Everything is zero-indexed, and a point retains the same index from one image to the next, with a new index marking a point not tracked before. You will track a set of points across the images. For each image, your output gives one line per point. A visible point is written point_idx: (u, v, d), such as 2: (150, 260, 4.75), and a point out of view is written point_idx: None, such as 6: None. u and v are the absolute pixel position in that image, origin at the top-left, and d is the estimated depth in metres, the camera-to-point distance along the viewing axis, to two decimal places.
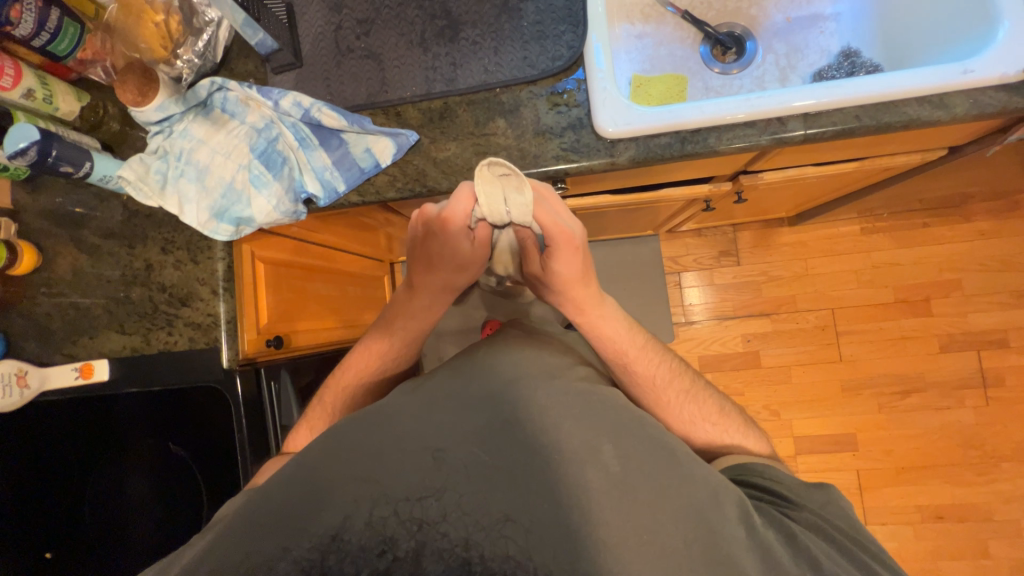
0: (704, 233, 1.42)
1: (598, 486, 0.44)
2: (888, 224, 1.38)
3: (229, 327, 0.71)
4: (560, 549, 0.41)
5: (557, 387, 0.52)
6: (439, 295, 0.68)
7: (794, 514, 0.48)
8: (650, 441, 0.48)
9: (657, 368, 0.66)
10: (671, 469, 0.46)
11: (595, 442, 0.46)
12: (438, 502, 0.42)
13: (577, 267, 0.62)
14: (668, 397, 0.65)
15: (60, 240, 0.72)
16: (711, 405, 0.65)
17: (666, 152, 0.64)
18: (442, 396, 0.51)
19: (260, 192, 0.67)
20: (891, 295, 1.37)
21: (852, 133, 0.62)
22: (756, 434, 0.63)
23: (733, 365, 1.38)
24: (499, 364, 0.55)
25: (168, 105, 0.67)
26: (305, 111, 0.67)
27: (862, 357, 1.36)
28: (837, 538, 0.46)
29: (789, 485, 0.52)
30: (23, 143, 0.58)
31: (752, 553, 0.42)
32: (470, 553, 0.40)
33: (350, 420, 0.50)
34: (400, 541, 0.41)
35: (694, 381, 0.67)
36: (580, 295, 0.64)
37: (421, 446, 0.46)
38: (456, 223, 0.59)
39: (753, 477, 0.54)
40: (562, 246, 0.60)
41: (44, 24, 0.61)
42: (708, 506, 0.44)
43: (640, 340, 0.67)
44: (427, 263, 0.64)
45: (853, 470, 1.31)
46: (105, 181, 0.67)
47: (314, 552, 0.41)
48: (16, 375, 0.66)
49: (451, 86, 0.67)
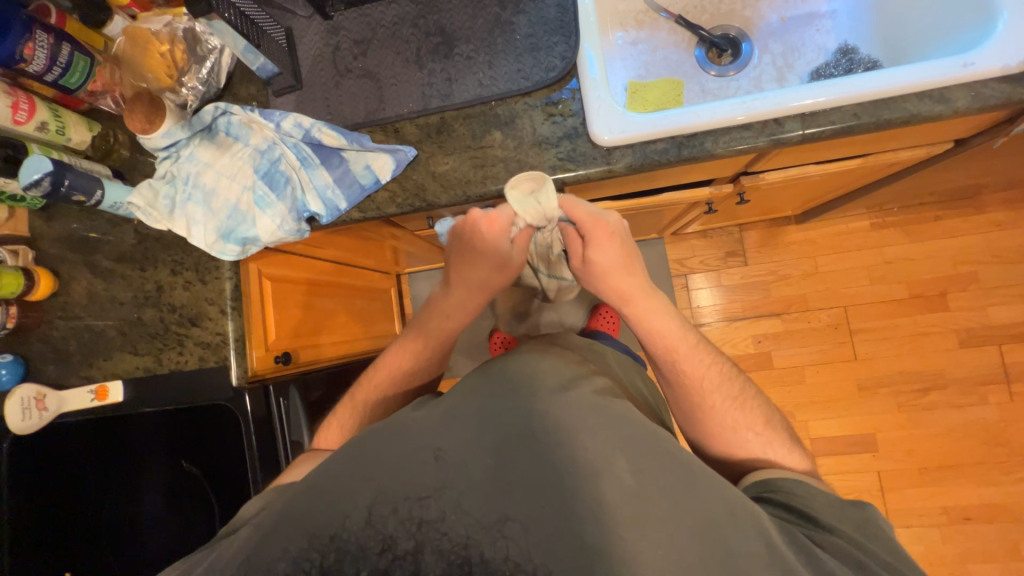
0: (710, 235, 1.40)
1: (611, 497, 0.42)
2: (899, 218, 1.36)
3: (238, 345, 0.72)
4: (563, 552, 0.40)
5: (572, 399, 0.50)
6: (474, 294, 0.70)
7: (823, 541, 0.45)
8: (668, 455, 0.46)
9: (706, 371, 0.64)
10: (687, 484, 0.44)
11: (610, 455, 0.45)
12: (438, 502, 0.42)
13: (616, 254, 0.65)
14: (714, 401, 0.62)
15: (75, 265, 0.75)
16: (757, 414, 0.62)
17: (663, 157, 0.64)
18: (454, 407, 0.50)
19: (263, 212, 0.68)
20: (905, 291, 1.34)
21: (852, 130, 0.61)
22: (801, 451, 0.59)
23: (745, 366, 1.36)
24: (514, 374, 0.53)
25: (175, 131, 0.69)
26: (306, 132, 0.69)
27: (878, 356, 1.33)
28: (866, 567, 0.42)
29: (819, 507, 0.49)
30: (38, 174, 0.60)
31: (771, 568, 0.41)
32: (469, 552, 0.40)
33: (364, 432, 0.49)
34: (399, 539, 0.41)
35: (743, 389, 0.64)
36: (622, 284, 0.65)
37: (428, 451, 0.45)
38: (501, 223, 0.63)
39: (781, 495, 0.51)
40: (599, 234, 0.64)
41: (56, 59, 0.63)
42: (726, 520, 0.43)
43: (691, 340, 0.65)
44: (467, 260, 0.67)
45: (874, 471, 1.28)
46: (116, 208, 0.69)
47: (314, 552, 0.41)
48: (35, 399, 0.69)
49: (447, 101, 0.68)
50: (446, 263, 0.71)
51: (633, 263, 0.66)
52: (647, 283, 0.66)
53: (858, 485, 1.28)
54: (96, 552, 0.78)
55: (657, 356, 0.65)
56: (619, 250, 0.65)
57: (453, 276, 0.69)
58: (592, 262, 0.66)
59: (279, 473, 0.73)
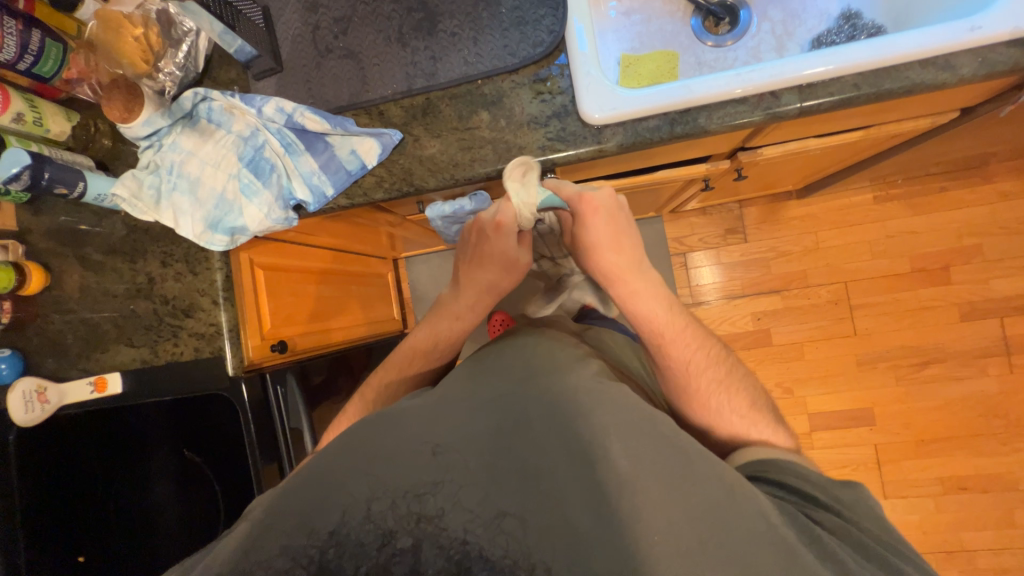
0: (709, 212, 1.38)
1: (607, 484, 0.42)
2: (902, 190, 1.33)
3: (232, 335, 0.72)
4: (561, 543, 0.40)
5: (568, 385, 0.50)
6: (483, 296, 0.70)
7: (825, 520, 0.45)
8: (662, 438, 0.46)
9: (693, 354, 0.62)
10: (684, 470, 0.43)
11: (604, 440, 0.44)
12: (437, 497, 0.41)
13: (606, 233, 0.64)
14: (699, 383, 0.62)
15: (67, 259, 0.74)
16: (743, 397, 0.62)
17: (655, 135, 0.62)
18: (452, 398, 0.50)
19: (250, 201, 0.67)
20: (907, 265, 1.32)
21: (852, 102, 0.59)
22: (784, 431, 0.60)
23: (744, 344, 1.36)
24: (510, 365, 0.53)
25: (154, 119, 0.67)
26: (288, 117, 0.67)
27: (877, 331, 1.32)
28: (866, 544, 0.43)
29: (812, 483, 0.49)
30: (16, 168, 0.59)
31: (770, 552, 0.40)
32: (468, 548, 0.40)
33: (364, 424, 0.49)
34: (398, 534, 0.40)
35: (731, 371, 0.64)
36: (608, 264, 0.65)
37: (424, 443, 0.45)
38: (505, 223, 0.64)
39: (776, 475, 0.51)
40: (587, 210, 0.63)
41: (27, 46, 0.61)
42: (722, 502, 0.42)
43: (679, 323, 0.64)
44: (475, 262, 0.69)
45: (871, 444, 1.29)
46: (100, 200, 0.68)
47: (312, 548, 0.39)
48: (36, 392, 0.70)
49: (432, 81, 0.66)
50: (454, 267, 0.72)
51: (625, 241, 0.65)
52: (637, 263, 0.65)
53: (854, 458, 1.29)
54: (107, 541, 0.80)
55: (644, 340, 0.64)
56: (606, 228, 0.64)
57: (460, 278, 0.70)
58: (582, 240, 0.66)
59: (280, 459, 0.74)
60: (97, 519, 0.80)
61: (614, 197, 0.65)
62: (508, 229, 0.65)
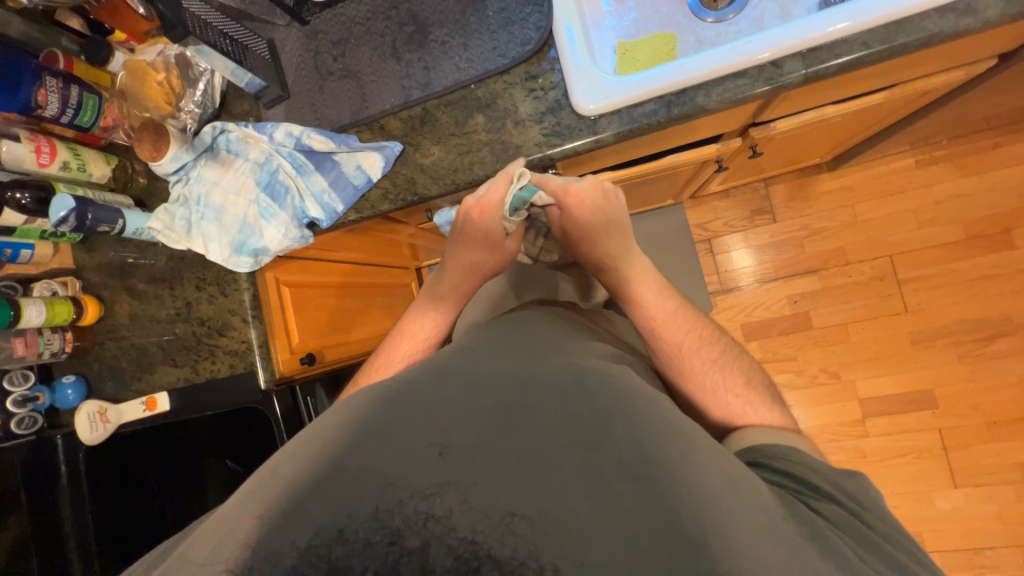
0: (733, 194, 1.32)
1: (611, 471, 0.39)
2: (948, 151, 1.23)
3: (262, 351, 0.77)
4: (570, 541, 0.35)
5: (567, 368, 0.49)
6: (469, 276, 0.69)
7: (829, 513, 0.42)
8: (665, 425, 0.43)
9: (685, 335, 0.62)
10: (686, 454, 0.41)
11: (607, 424, 0.42)
12: (444, 496, 0.37)
13: (598, 222, 0.63)
14: (693, 363, 0.61)
15: (116, 290, 0.81)
16: (736, 376, 0.61)
17: (652, 119, 0.60)
18: (454, 378, 0.47)
19: (269, 223, 0.72)
20: (961, 232, 1.22)
21: (865, 62, 0.55)
22: (781, 409, 0.58)
23: (782, 329, 1.28)
24: (512, 354, 0.52)
25: (180, 155, 0.73)
26: (297, 140, 0.71)
27: (932, 305, 1.22)
28: (874, 540, 0.39)
29: (818, 474, 0.46)
30: (63, 211, 0.66)
31: (773, 543, 0.36)
32: (478, 548, 0.34)
33: (368, 404, 0.45)
34: (406, 533, 0.35)
35: (723, 350, 0.63)
36: (606, 247, 0.64)
37: (426, 427, 0.41)
38: (493, 205, 0.62)
39: (782, 465, 0.47)
40: (575, 202, 0.62)
41: (68, 101, 0.68)
42: (725, 492, 0.39)
43: (670, 305, 0.64)
44: (458, 242, 0.67)
45: (935, 430, 1.19)
46: (139, 234, 0.74)
47: (321, 548, 0.34)
48: (98, 413, 0.76)
49: (427, 91, 0.67)
50: (444, 252, 0.70)
51: (617, 228, 0.64)
52: (626, 245, 0.64)
53: (917, 446, 1.19)
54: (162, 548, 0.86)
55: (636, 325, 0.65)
56: (598, 218, 0.63)
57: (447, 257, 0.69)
58: (575, 231, 0.65)
59: None
60: (154, 527, 0.86)
61: (600, 186, 0.64)
62: (492, 213, 0.62)
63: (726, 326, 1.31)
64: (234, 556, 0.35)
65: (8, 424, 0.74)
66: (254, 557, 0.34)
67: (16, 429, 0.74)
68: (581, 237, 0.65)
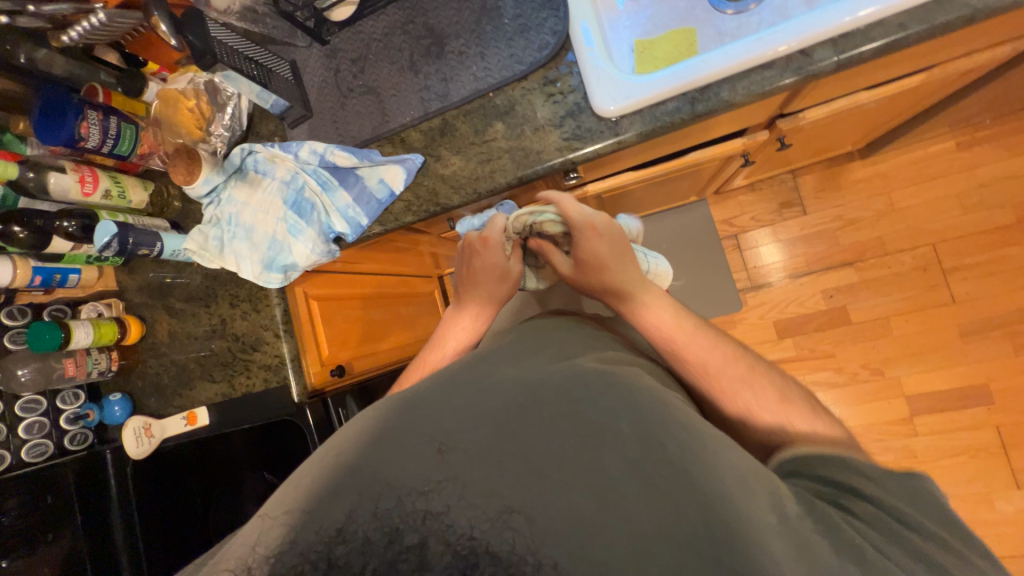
0: (759, 187, 1.28)
1: (613, 470, 0.37)
2: (993, 131, 1.16)
3: (295, 364, 0.79)
4: (570, 539, 0.34)
5: (573, 366, 0.47)
6: (485, 306, 0.70)
7: (858, 511, 0.38)
8: (674, 420, 0.40)
9: (708, 354, 0.59)
10: (693, 453, 0.38)
11: (612, 422, 0.39)
12: (442, 493, 0.35)
13: (605, 251, 0.65)
14: (719, 383, 0.57)
15: (156, 309, 0.84)
16: (772, 390, 0.55)
17: (675, 118, 0.59)
18: (461, 379, 0.46)
19: (298, 239, 0.73)
20: (1011, 216, 1.15)
21: (901, 44, 0.53)
22: (829, 421, 0.51)
23: (818, 325, 1.23)
24: (520, 356, 0.50)
25: (212, 177, 0.75)
26: (321, 157, 0.72)
27: (981, 295, 1.15)
28: (909, 539, 0.36)
29: (862, 472, 0.40)
30: (106, 237, 0.69)
31: (786, 541, 0.34)
32: (476, 544, 0.33)
33: (378, 407, 0.44)
34: (405, 530, 0.33)
35: (754, 365, 0.58)
36: (620, 277, 0.64)
37: (427, 428, 0.39)
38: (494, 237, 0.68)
39: (814, 467, 0.42)
40: (587, 232, 0.65)
41: (108, 132, 0.71)
42: (739, 491, 0.36)
43: (688, 325, 0.62)
44: (471, 276, 0.70)
45: (992, 427, 1.11)
46: (176, 255, 0.77)
47: (319, 545, 0.33)
48: (143, 428, 0.80)
49: (446, 102, 0.68)
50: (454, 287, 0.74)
51: (626, 257, 0.66)
52: (641, 278, 0.65)
53: (972, 444, 1.12)
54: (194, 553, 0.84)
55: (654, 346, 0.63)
56: (604, 245, 0.65)
57: (462, 294, 0.72)
58: (585, 263, 0.65)
59: None
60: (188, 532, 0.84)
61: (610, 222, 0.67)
62: (495, 244, 0.68)
63: (757, 324, 1.27)
64: (240, 554, 0.34)
65: (62, 441, 0.78)
66: (255, 555, 0.34)
67: (69, 445, 0.79)
68: (592, 266, 0.66)
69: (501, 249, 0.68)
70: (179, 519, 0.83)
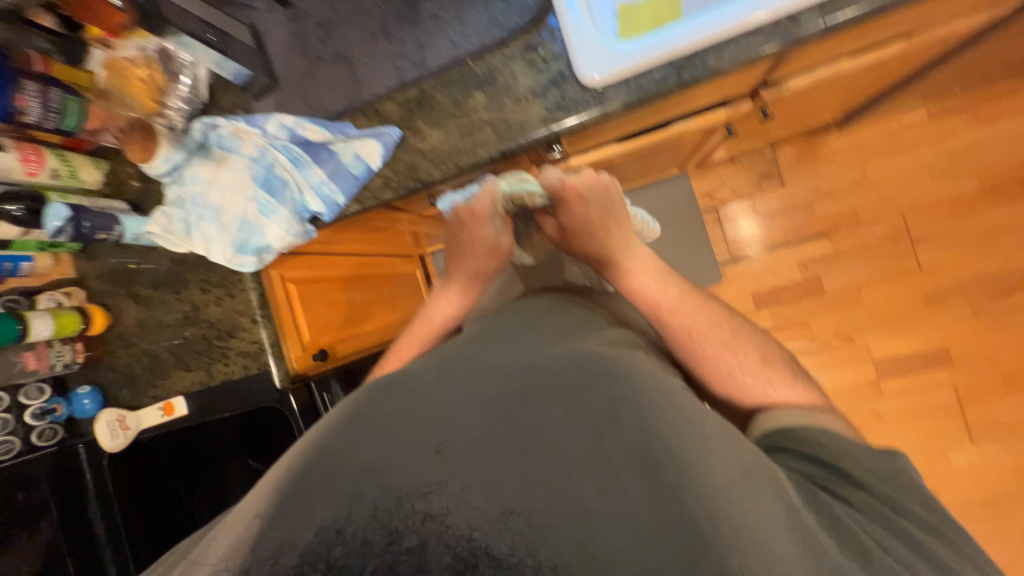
0: (739, 160, 1.29)
1: (612, 459, 0.37)
2: (963, 101, 1.19)
3: (274, 351, 0.77)
4: (569, 532, 0.34)
5: (573, 349, 0.46)
6: (476, 281, 0.70)
7: (855, 499, 0.41)
8: (676, 409, 0.40)
9: (694, 319, 0.59)
10: (699, 440, 0.38)
11: (612, 412, 0.39)
12: (440, 496, 0.35)
13: (592, 216, 0.63)
14: (704, 347, 0.57)
15: (122, 297, 0.80)
16: (754, 355, 0.57)
17: (662, 87, 0.57)
18: (459, 363, 0.46)
19: (270, 220, 0.70)
20: (976, 185, 1.19)
21: (887, 10, 0.52)
22: (808, 386, 0.53)
23: (793, 295, 1.26)
24: (518, 338, 0.50)
25: (172, 154, 0.71)
26: (291, 131, 0.69)
27: (945, 262, 1.20)
28: (898, 523, 0.39)
29: (851, 458, 0.43)
30: (58, 221, 0.65)
31: (787, 531, 0.35)
32: (475, 546, 0.33)
33: (375, 394, 0.44)
34: (405, 532, 0.33)
35: (736, 331, 0.59)
36: (604, 242, 0.63)
37: (428, 420, 0.39)
38: (482, 209, 0.64)
39: (805, 446, 0.45)
40: (571, 198, 0.62)
41: (50, 104, 0.64)
42: (741, 479, 0.36)
43: (675, 291, 0.61)
44: (459, 250, 0.69)
45: (950, 386, 1.18)
46: (138, 239, 0.72)
47: (320, 547, 0.33)
48: (118, 420, 0.76)
49: (422, 70, 0.64)
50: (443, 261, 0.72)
51: (612, 221, 0.64)
52: (627, 242, 0.64)
53: (931, 403, 1.19)
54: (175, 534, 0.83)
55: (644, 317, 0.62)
56: (590, 211, 0.63)
57: (449, 267, 0.71)
58: (570, 229, 0.65)
59: None
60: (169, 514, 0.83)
61: (599, 178, 0.64)
62: (484, 218, 0.65)
63: (736, 296, 1.30)
64: (239, 551, 0.34)
65: (29, 437, 0.72)
66: (255, 555, 0.34)
67: (39, 441, 0.72)
68: (578, 232, 0.65)
69: (490, 222, 0.66)
70: (162, 515, 0.82)
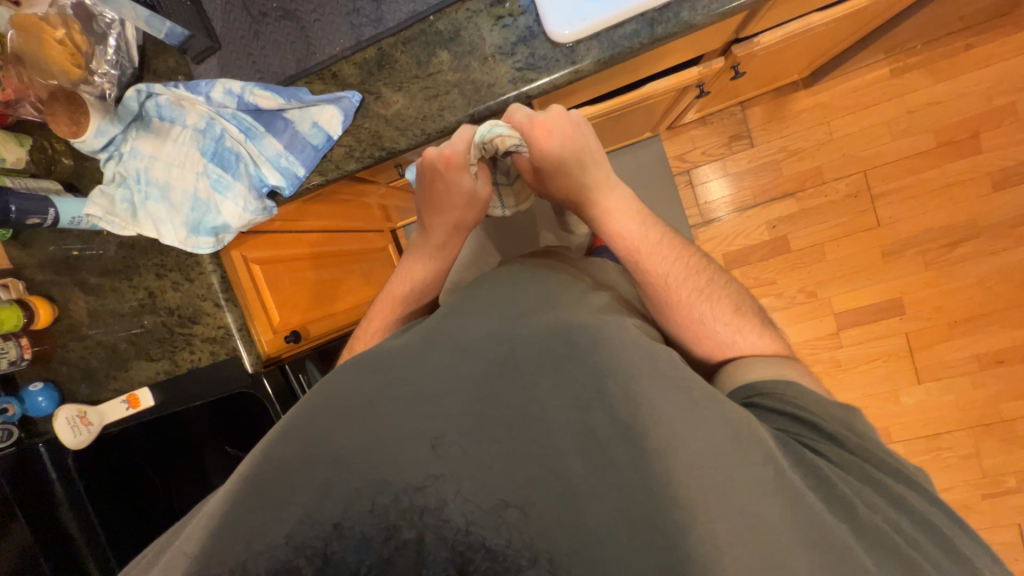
0: (709, 121, 1.29)
1: (603, 432, 0.37)
2: (923, 57, 1.21)
3: (243, 334, 0.73)
4: (565, 514, 0.34)
5: (557, 319, 0.45)
6: (452, 237, 0.65)
7: (832, 455, 0.42)
8: (661, 378, 0.41)
9: (670, 266, 0.59)
10: (686, 409, 0.39)
11: (599, 384, 0.39)
12: (438, 488, 0.35)
13: (567, 149, 0.58)
14: (680, 295, 0.58)
15: (67, 286, 0.74)
16: (725, 302, 0.59)
17: (634, 42, 0.55)
18: (440, 340, 0.45)
19: (225, 196, 0.65)
20: (932, 141, 1.23)
21: None
22: (772, 334, 0.57)
23: (761, 255, 1.30)
24: (499, 310, 0.49)
25: (106, 127, 0.64)
26: (239, 98, 0.62)
27: (902, 217, 1.25)
28: (881, 480, 0.41)
29: (824, 413, 0.45)
30: None
31: (772, 495, 0.36)
32: (472, 537, 0.34)
33: (356, 373, 0.43)
34: (404, 526, 0.34)
35: (710, 280, 0.60)
36: (582, 176, 0.60)
37: (413, 403, 0.38)
38: (456, 154, 0.58)
39: (773, 401, 0.47)
40: (538, 133, 0.57)
41: None
42: (726, 445, 0.37)
43: (654, 238, 0.60)
44: (432, 202, 0.63)
45: (902, 334, 1.26)
46: (77, 223, 0.66)
47: (317, 540, 0.34)
48: (79, 416, 0.72)
49: (380, 28, 0.60)
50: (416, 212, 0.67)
51: (587, 156, 0.60)
52: (607, 178, 0.62)
53: (885, 351, 1.27)
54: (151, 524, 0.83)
55: (620, 259, 0.61)
56: (563, 145, 0.58)
57: (424, 219, 0.65)
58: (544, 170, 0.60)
59: None
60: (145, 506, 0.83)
61: (565, 115, 0.60)
62: (459, 162, 0.59)
63: (708, 258, 1.32)
64: (230, 547, 0.34)
65: None
66: (249, 551, 0.33)
67: None
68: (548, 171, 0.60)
69: (466, 172, 0.59)
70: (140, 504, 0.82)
